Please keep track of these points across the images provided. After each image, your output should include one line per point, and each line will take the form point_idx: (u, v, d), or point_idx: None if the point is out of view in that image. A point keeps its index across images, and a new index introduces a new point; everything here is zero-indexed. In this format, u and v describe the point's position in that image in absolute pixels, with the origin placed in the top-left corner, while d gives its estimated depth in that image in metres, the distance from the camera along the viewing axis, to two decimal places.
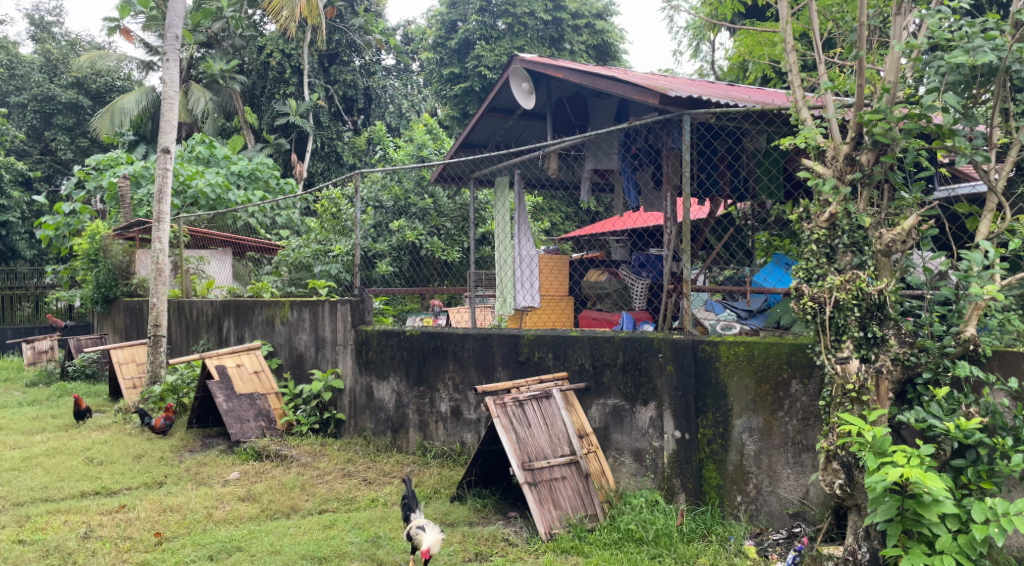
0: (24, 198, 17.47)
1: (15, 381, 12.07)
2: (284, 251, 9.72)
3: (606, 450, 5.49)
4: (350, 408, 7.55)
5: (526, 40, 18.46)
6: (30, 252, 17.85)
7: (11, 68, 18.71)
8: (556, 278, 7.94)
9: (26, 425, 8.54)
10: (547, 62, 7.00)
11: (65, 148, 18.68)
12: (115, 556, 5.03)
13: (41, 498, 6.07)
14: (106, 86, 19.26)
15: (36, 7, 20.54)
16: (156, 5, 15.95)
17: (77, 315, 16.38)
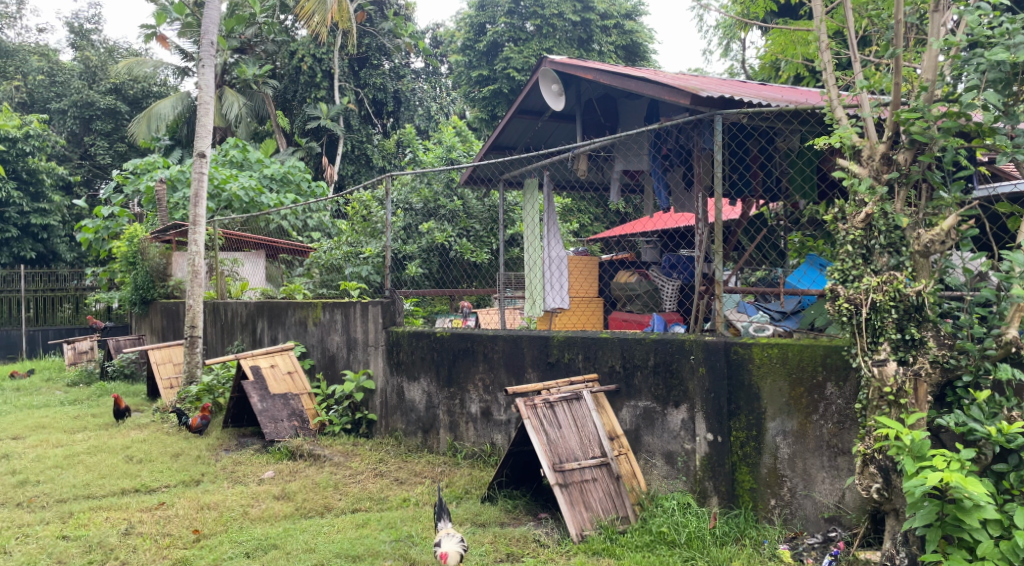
0: (65, 202, 17.84)
1: (56, 381, 12.30)
2: (316, 253, 9.80)
3: (637, 453, 5.47)
4: (381, 408, 7.59)
5: (555, 42, 18.47)
6: (71, 255, 18.18)
7: (52, 76, 19.43)
8: (585, 279, 7.93)
9: (67, 424, 8.69)
10: (577, 63, 6.98)
11: (104, 154, 19.04)
12: (156, 552, 5.10)
13: (83, 495, 6.17)
14: (143, 92, 19.55)
15: (76, 15, 20.93)
16: (192, 12, 16.19)
17: (116, 316, 16.66)
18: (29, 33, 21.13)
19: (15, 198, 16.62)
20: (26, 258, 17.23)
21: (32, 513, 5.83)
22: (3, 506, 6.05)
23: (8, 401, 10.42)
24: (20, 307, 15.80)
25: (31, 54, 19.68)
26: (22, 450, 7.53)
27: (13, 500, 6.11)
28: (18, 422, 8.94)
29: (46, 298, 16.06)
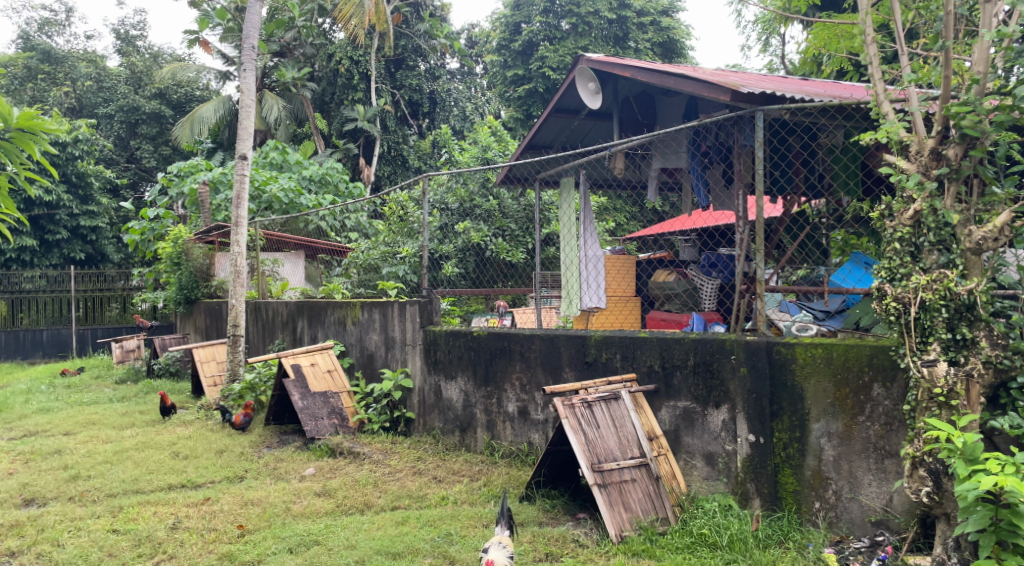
0: (113, 204, 18.20)
1: (104, 378, 12.53)
2: (354, 253, 9.87)
3: (677, 454, 5.41)
4: (419, 407, 7.61)
5: (591, 40, 18.40)
6: (118, 256, 18.53)
7: (99, 81, 19.82)
8: (622, 277, 7.86)
9: (116, 421, 8.84)
10: (614, 61, 6.93)
11: (149, 157, 19.35)
12: (202, 546, 5.16)
13: (132, 490, 6.27)
14: (186, 96, 19.83)
15: (122, 22, 21.28)
16: (234, 16, 16.41)
17: (162, 315, 16.96)
18: (77, 40, 21.53)
19: (65, 200, 17.03)
20: (75, 259, 17.64)
21: (83, 507, 5.93)
22: (55, 500, 6.16)
23: (59, 398, 10.63)
24: (70, 306, 16.15)
25: (80, 60, 19.93)
26: (73, 446, 7.68)
27: (65, 494, 6.22)
28: (68, 418, 9.12)
29: (94, 298, 16.37)
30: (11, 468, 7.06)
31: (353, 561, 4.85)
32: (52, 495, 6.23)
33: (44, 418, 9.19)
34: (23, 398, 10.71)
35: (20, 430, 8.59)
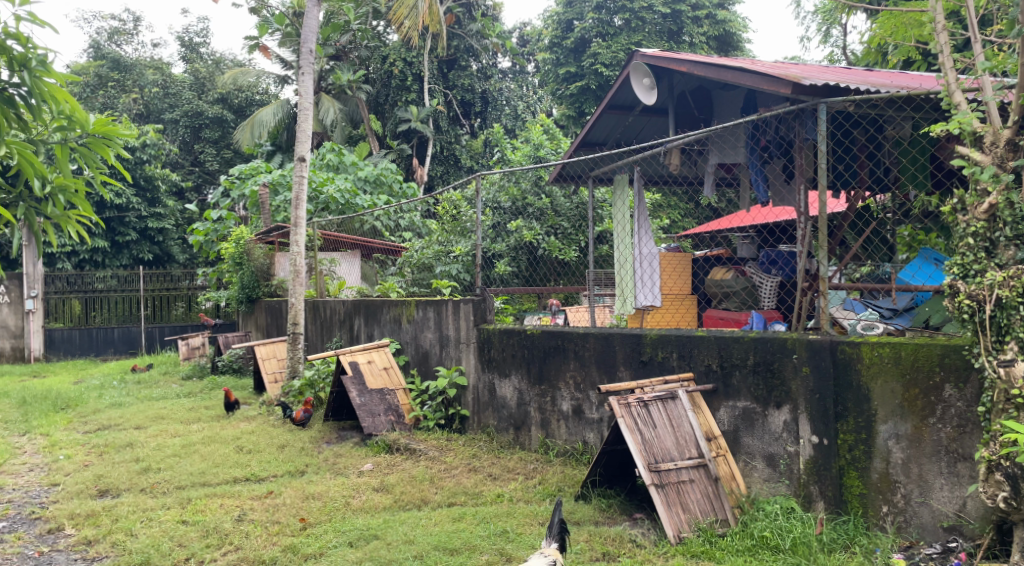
0: (178, 206, 18.65)
1: (172, 374, 12.84)
2: (408, 252, 9.93)
3: (737, 454, 5.31)
4: (473, 404, 7.62)
5: (645, 35, 18.24)
6: (183, 256, 19.00)
7: (166, 88, 20.04)
8: (678, 276, 7.72)
9: (183, 415, 9.03)
10: (669, 55, 6.83)
11: (212, 160, 19.76)
12: (266, 538, 5.22)
13: (199, 482, 6.38)
14: (247, 101, 20.15)
15: (186, 29, 21.75)
16: (292, 22, 16.67)
17: (225, 313, 17.34)
18: (144, 49, 22.08)
19: (134, 203, 17.50)
20: (144, 259, 18.16)
21: (154, 499, 6.06)
22: (128, 491, 6.31)
23: (130, 393, 10.93)
24: (138, 306, 16.55)
25: (147, 68, 20.55)
26: (144, 440, 7.86)
27: (137, 486, 6.37)
28: (139, 412, 9.35)
29: (162, 296, 16.75)
30: (86, 461, 7.25)
31: (412, 557, 4.86)
32: (124, 486, 6.38)
33: (116, 412, 9.44)
34: (96, 393, 11.04)
35: (94, 423, 8.84)
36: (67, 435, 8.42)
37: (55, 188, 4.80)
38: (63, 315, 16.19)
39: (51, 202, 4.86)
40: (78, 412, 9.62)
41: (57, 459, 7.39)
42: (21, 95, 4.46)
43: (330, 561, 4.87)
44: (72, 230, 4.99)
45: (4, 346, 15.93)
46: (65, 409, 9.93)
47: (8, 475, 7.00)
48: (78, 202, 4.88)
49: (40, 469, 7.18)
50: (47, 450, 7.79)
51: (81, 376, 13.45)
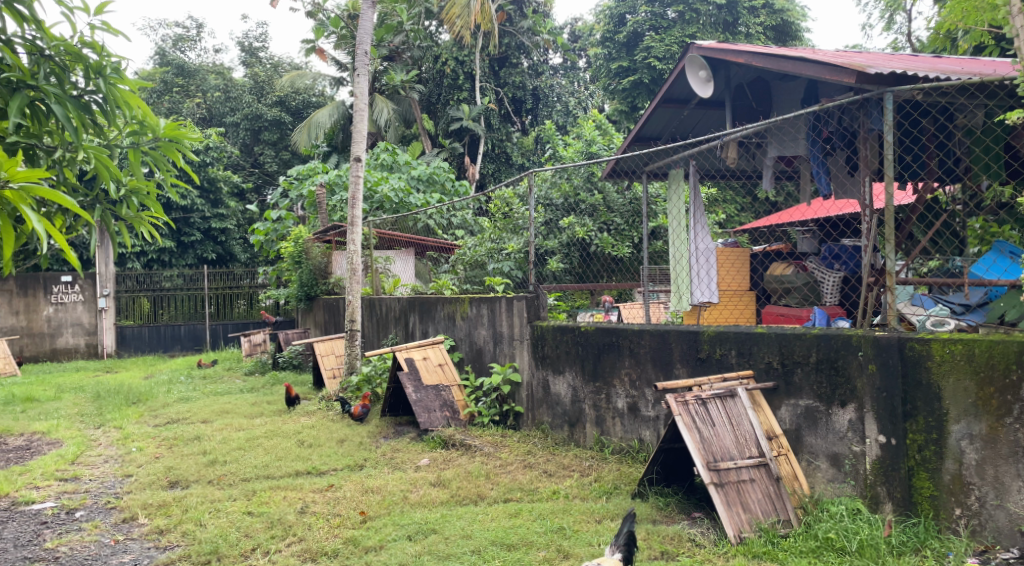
0: (239, 207, 19.03)
1: (235, 370, 13.10)
2: (461, 250, 9.97)
3: (799, 454, 5.19)
4: (528, 401, 7.59)
5: (698, 27, 17.94)
6: (245, 256, 19.40)
7: (227, 92, 20.41)
8: (736, 271, 7.60)
9: (246, 410, 9.19)
10: (726, 47, 6.71)
11: (271, 161, 20.18)
12: (329, 531, 5.27)
13: (263, 475, 6.48)
14: (304, 102, 20.41)
15: (246, 35, 22.15)
16: (347, 24, 16.88)
17: (285, 311, 17.60)
18: (207, 54, 22.54)
19: (198, 204, 17.95)
20: (207, 259, 18.61)
21: (221, 490, 6.16)
22: (196, 483, 6.43)
23: (196, 388, 11.17)
24: (202, 303, 16.90)
25: (210, 73, 20.92)
26: (210, 433, 8.01)
27: (204, 478, 6.48)
28: (205, 407, 9.54)
29: (224, 295, 17.05)
30: (157, 453, 7.42)
31: (469, 551, 4.85)
32: (193, 478, 6.50)
33: (184, 406, 9.65)
34: (165, 388, 11.31)
35: (164, 417, 9.05)
36: (138, 427, 8.63)
37: (128, 190, 5.23)
38: (133, 313, 16.63)
39: (125, 203, 5.26)
40: (149, 406, 9.86)
41: (130, 451, 7.58)
42: (97, 102, 5.07)
43: (390, 554, 4.89)
44: (144, 230, 5.35)
45: (77, 343, 16.31)
46: (137, 403, 10.20)
47: (85, 466, 7.19)
48: (150, 202, 5.29)
49: (114, 461, 7.37)
50: (121, 442, 8.00)
51: (150, 371, 13.82)
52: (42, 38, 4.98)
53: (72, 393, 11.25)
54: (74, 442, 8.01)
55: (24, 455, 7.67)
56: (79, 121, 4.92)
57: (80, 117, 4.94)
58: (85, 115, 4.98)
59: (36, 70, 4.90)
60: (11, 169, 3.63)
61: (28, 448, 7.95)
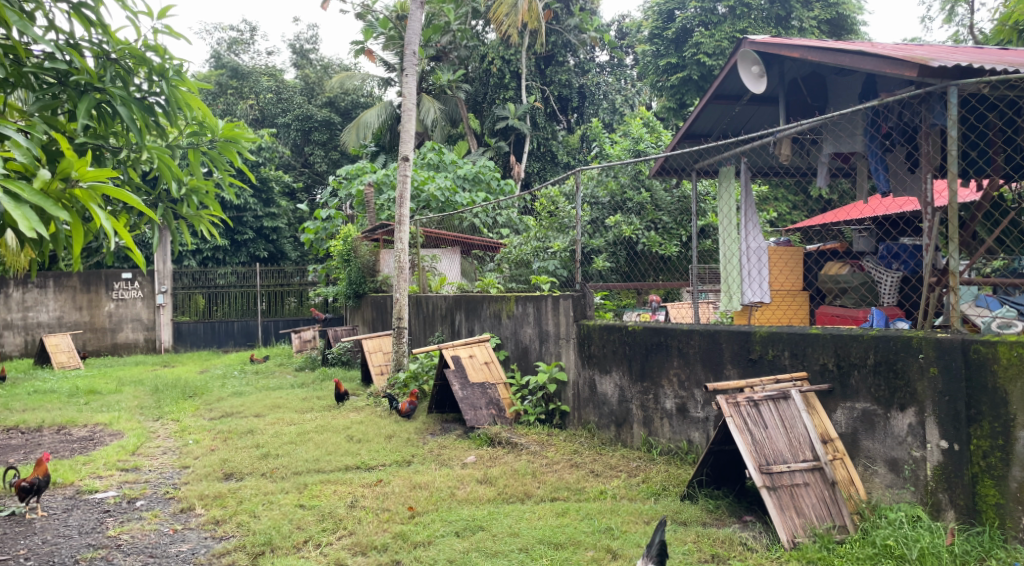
0: (290, 207, 19.29)
1: (286, 365, 13.28)
2: (507, 248, 9.95)
3: (856, 458, 5.05)
4: (574, 400, 7.53)
5: (750, 22, 17.61)
6: (295, 254, 19.67)
7: (278, 93, 20.55)
8: (789, 271, 7.41)
9: (297, 405, 9.29)
10: (780, 42, 6.57)
11: (321, 161, 20.45)
12: (378, 525, 5.27)
13: (314, 469, 6.53)
14: (353, 103, 20.59)
15: (297, 37, 22.40)
16: (396, 25, 16.99)
17: (334, 308, 17.74)
18: (260, 57, 22.86)
19: (251, 204, 18.28)
20: (259, 257, 18.92)
21: (274, 483, 6.22)
22: (250, 475, 6.50)
23: (250, 382, 11.35)
24: (255, 300, 17.08)
25: (262, 75, 20.83)
26: (263, 427, 8.11)
27: (258, 470, 6.56)
28: (258, 401, 9.68)
29: (275, 292, 17.19)
30: (212, 445, 7.54)
31: (516, 549, 4.81)
32: (247, 470, 6.58)
33: (238, 401, 9.79)
34: (220, 382, 11.51)
35: (219, 410, 9.19)
36: (195, 420, 8.78)
37: (188, 190, 5.31)
38: (188, 309, 16.95)
39: (186, 202, 5.34)
40: (204, 400, 10.02)
41: (187, 443, 7.71)
42: (160, 104, 5.17)
43: (439, 549, 4.88)
44: (203, 229, 5.43)
45: (137, 338, 16.74)
46: (193, 396, 10.38)
47: (144, 457, 7.33)
48: (209, 202, 5.37)
49: (172, 452, 7.50)
50: (178, 435, 8.14)
51: (205, 366, 14.08)
52: (107, 42, 5.09)
53: (133, 386, 11.51)
54: (134, 433, 8.18)
55: (87, 445, 7.85)
56: (143, 122, 5.01)
57: (144, 119, 5.02)
58: (148, 116, 5.06)
59: (103, 73, 4.99)
60: (82, 169, 3.75)
61: (90, 438, 8.14)
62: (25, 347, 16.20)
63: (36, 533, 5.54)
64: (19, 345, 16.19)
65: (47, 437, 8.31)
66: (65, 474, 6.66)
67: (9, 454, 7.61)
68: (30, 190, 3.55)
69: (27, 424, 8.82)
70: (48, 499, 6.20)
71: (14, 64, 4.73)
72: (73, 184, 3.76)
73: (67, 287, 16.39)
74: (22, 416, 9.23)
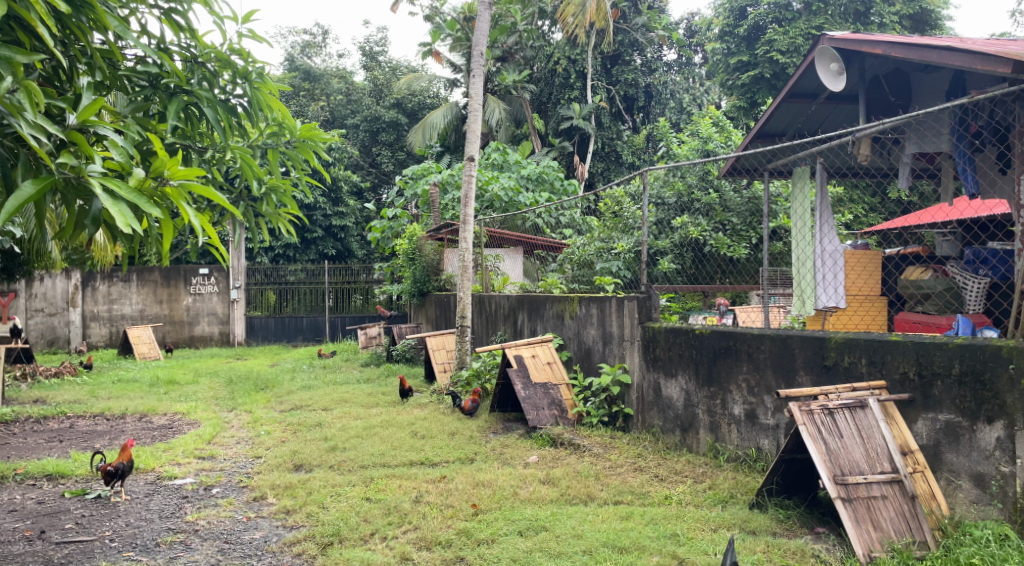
0: (358, 205, 19.57)
1: (352, 361, 13.43)
2: (570, 248, 9.86)
3: (937, 471, 4.83)
4: (638, 403, 7.39)
5: (827, 18, 17.16)
6: (362, 252, 19.92)
7: (348, 96, 21.00)
8: (867, 275, 7.14)
9: (364, 400, 9.37)
10: (862, 38, 6.36)
11: (388, 161, 20.71)
12: (442, 521, 5.26)
13: (380, 463, 6.56)
14: (419, 104, 20.75)
15: (367, 40, 22.63)
16: (463, 27, 17.09)
17: (398, 305, 17.90)
18: (332, 59, 23.23)
19: (321, 204, 18.63)
20: (327, 254, 19.29)
21: (342, 476, 6.27)
22: (318, 467, 6.57)
23: (318, 377, 11.52)
24: (323, 297, 17.28)
25: (333, 77, 21.17)
26: (331, 420, 8.19)
27: (326, 462, 6.62)
28: (326, 395, 9.80)
29: (343, 289, 17.35)
30: (283, 437, 7.65)
31: (580, 551, 4.73)
32: (316, 462, 6.65)
33: (307, 394, 9.93)
34: (290, 376, 11.71)
35: (289, 403, 9.32)
36: (266, 412, 8.92)
37: (268, 189, 5.36)
38: (261, 304, 17.32)
39: (265, 201, 5.39)
40: (275, 392, 10.19)
41: (259, 434, 7.84)
42: (243, 106, 5.23)
43: (502, 548, 4.83)
44: (282, 228, 5.48)
45: (212, 331, 17.16)
46: (264, 389, 10.56)
47: (220, 446, 7.48)
48: (287, 200, 5.40)
49: (245, 442, 7.64)
50: (251, 425, 8.29)
51: (276, 360, 14.34)
52: (196, 46, 5.12)
53: (208, 377, 11.78)
54: (210, 423, 8.35)
55: (167, 433, 8.04)
56: (227, 123, 5.06)
57: (228, 119, 5.07)
58: (232, 117, 5.11)
59: (189, 77, 5.05)
60: (174, 168, 3.80)
61: (169, 426, 8.34)
62: (109, 338, 16.80)
63: (120, 515, 5.67)
64: (104, 336, 16.80)
65: (130, 424, 8.55)
66: (147, 460, 6.83)
67: (95, 440, 7.85)
68: (126, 187, 3.58)
69: (111, 411, 9.09)
70: (130, 484, 6.36)
71: (110, 68, 4.80)
72: (165, 182, 3.81)
73: (149, 281, 16.92)
74: (106, 403, 9.52)
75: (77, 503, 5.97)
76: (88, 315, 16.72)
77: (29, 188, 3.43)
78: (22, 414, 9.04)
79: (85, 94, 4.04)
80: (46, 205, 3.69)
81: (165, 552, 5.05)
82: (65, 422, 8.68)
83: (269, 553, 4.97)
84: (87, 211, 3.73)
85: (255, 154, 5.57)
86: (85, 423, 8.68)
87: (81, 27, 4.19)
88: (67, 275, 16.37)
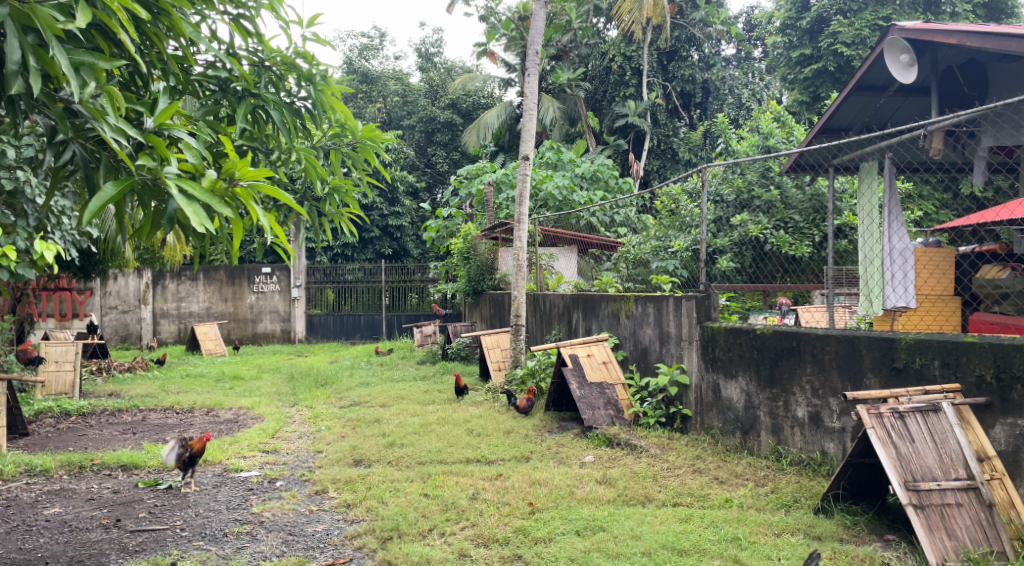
0: (414, 205, 19.69)
1: (409, 358, 13.53)
2: (625, 247, 9.75)
3: (1015, 479, 4.64)
4: (696, 404, 7.27)
5: (893, 8, 16.67)
6: (417, 251, 20.05)
7: (404, 97, 21.11)
8: (939, 274, 6.93)
9: (420, 397, 9.41)
10: (934, 27, 6.15)
11: (443, 162, 20.85)
12: (500, 518, 5.23)
13: (437, 459, 6.58)
14: (474, 104, 20.78)
15: (423, 41, 22.75)
16: (518, 26, 17.04)
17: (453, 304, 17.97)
18: (388, 61, 23.40)
19: (379, 204, 18.92)
20: (384, 253, 19.56)
21: (400, 471, 6.29)
22: (377, 462, 6.60)
23: (376, 374, 11.61)
24: (379, 295, 17.46)
25: (390, 78, 21.33)
26: (389, 416, 8.25)
27: (385, 458, 6.65)
28: (385, 392, 9.86)
29: (399, 288, 17.52)
30: (342, 432, 7.72)
31: (639, 553, 4.66)
32: (375, 457, 6.69)
33: (365, 390, 10.02)
34: (348, 372, 11.83)
35: (348, 399, 9.42)
36: (327, 408, 9.02)
37: (331, 189, 5.39)
38: (320, 302, 17.55)
39: (328, 201, 5.44)
40: (335, 389, 10.30)
41: (320, 429, 7.92)
42: (307, 108, 5.28)
43: (560, 547, 4.78)
44: (344, 228, 5.52)
45: (274, 329, 17.45)
46: (324, 385, 10.68)
47: (283, 440, 7.58)
48: (349, 200, 5.43)
49: (306, 437, 7.73)
50: (312, 420, 8.39)
51: (334, 356, 14.51)
52: (262, 50, 5.16)
53: (271, 373, 11.99)
54: (273, 418, 8.48)
55: (233, 427, 8.19)
56: (292, 126, 5.10)
57: (294, 122, 5.12)
58: (297, 119, 5.13)
59: (258, 81, 5.10)
60: (244, 169, 3.84)
61: (234, 421, 8.50)
62: (178, 335, 17.22)
63: (189, 506, 5.78)
64: (173, 333, 17.23)
65: (197, 417, 8.73)
66: (213, 452, 6.97)
67: (165, 432, 8.02)
68: (200, 188, 3.63)
69: (180, 405, 9.29)
70: (199, 476, 6.49)
71: (182, 73, 4.85)
72: (236, 183, 3.86)
73: (215, 280, 17.27)
74: (176, 397, 9.75)
75: (149, 493, 6.11)
76: (158, 312, 17.17)
77: (110, 189, 3.50)
78: (97, 407, 9.30)
79: (161, 97, 4.09)
80: (124, 206, 3.77)
81: (232, 542, 5.12)
82: (138, 415, 8.91)
83: (331, 546, 5.01)
84: (163, 212, 3.80)
85: (318, 155, 5.62)
86: (156, 416, 8.90)
87: (158, 33, 4.24)
88: (139, 275, 16.79)
